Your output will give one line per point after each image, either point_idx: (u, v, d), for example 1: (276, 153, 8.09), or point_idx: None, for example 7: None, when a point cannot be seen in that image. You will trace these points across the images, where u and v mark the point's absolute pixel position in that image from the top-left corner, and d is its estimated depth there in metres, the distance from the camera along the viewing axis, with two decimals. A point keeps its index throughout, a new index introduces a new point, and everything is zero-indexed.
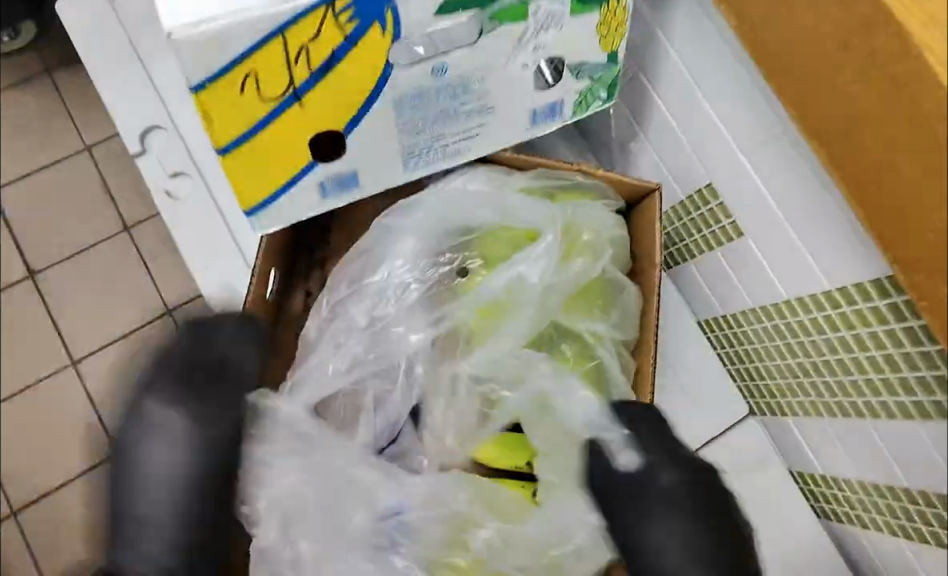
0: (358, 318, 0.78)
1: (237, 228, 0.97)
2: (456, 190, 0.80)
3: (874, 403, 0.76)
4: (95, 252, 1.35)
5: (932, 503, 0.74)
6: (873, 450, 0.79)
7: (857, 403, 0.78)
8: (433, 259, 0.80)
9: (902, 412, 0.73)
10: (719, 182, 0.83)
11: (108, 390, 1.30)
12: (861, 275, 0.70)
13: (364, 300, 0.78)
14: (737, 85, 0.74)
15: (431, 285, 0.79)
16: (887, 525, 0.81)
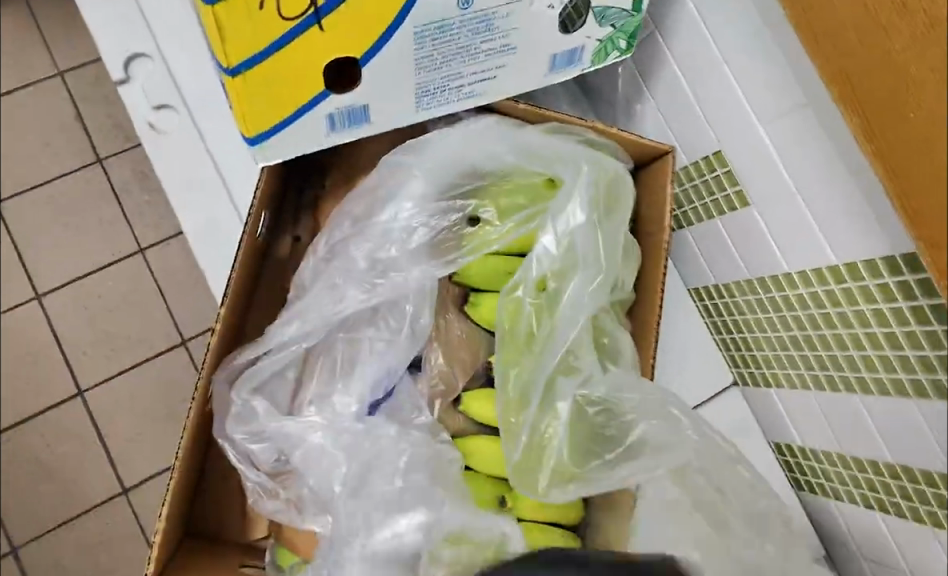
0: (358, 260, 0.79)
1: (224, 165, 0.93)
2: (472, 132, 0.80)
3: (868, 378, 0.75)
4: (64, 182, 1.29)
5: (913, 479, 0.74)
6: (861, 426, 0.78)
7: (848, 376, 0.77)
8: (446, 206, 0.81)
9: (895, 389, 0.72)
10: (728, 148, 0.81)
11: (79, 327, 1.26)
12: (871, 250, 0.68)
13: (367, 242, 0.79)
14: (755, 38, 0.71)
15: (438, 231, 0.80)
16: (863, 497, 0.82)
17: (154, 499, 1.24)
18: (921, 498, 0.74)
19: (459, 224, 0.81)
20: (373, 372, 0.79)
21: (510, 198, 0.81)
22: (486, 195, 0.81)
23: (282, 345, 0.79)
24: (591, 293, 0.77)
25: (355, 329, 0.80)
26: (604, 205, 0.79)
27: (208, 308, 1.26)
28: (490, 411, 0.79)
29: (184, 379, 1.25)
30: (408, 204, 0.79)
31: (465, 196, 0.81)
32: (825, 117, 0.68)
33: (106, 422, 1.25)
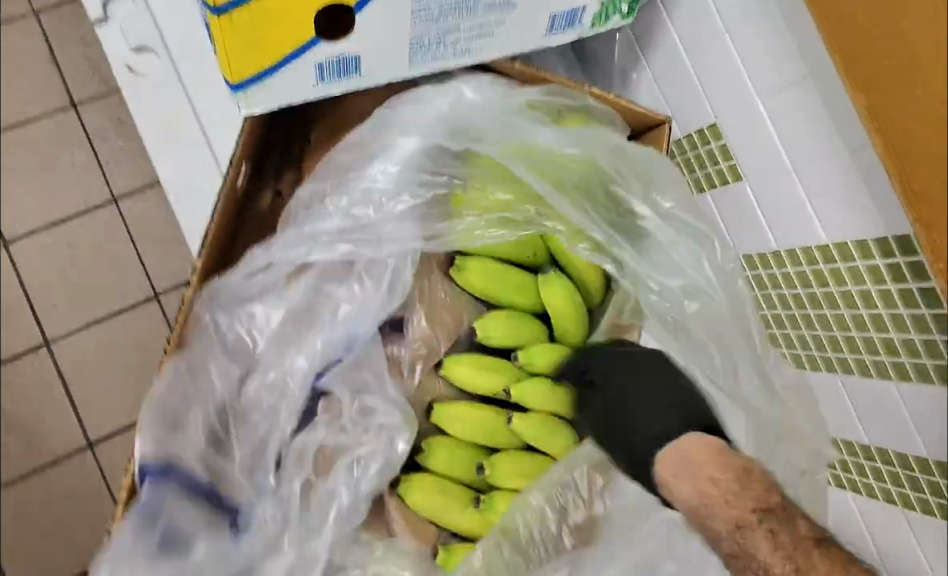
0: (334, 218, 0.76)
1: (205, 114, 0.89)
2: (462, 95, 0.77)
3: (849, 359, 0.73)
4: (35, 126, 1.23)
5: (889, 462, 0.72)
6: (837, 407, 0.76)
7: (829, 357, 0.76)
8: (426, 171, 0.78)
9: (878, 372, 0.71)
10: (725, 121, 0.80)
11: (46, 277, 1.22)
12: (860, 232, 0.68)
13: (346, 195, 0.77)
14: (764, 9, 0.70)
15: (419, 203, 0.78)
16: (835, 479, 0.80)
17: (119, 455, 1.22)
18: (894, 480, 0.72)
19: (439, 190, 0.79)
20: (346, 329, 0.78)
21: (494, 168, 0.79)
22: (470, 159, 0.79)
23: (254, 286, 0.78)
24: (600, 216, 0.78)
25: (326, 280, 0.78)
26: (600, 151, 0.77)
27: (183, 263, 1.23)
28: (470, 376, 0.79)
29: (154, 334, 1.23)
30: (385, 164, 0.77)
31: (449, 160, 0.79)
32: (829, 93, 0.66)
33: (73, 374, 1.22)
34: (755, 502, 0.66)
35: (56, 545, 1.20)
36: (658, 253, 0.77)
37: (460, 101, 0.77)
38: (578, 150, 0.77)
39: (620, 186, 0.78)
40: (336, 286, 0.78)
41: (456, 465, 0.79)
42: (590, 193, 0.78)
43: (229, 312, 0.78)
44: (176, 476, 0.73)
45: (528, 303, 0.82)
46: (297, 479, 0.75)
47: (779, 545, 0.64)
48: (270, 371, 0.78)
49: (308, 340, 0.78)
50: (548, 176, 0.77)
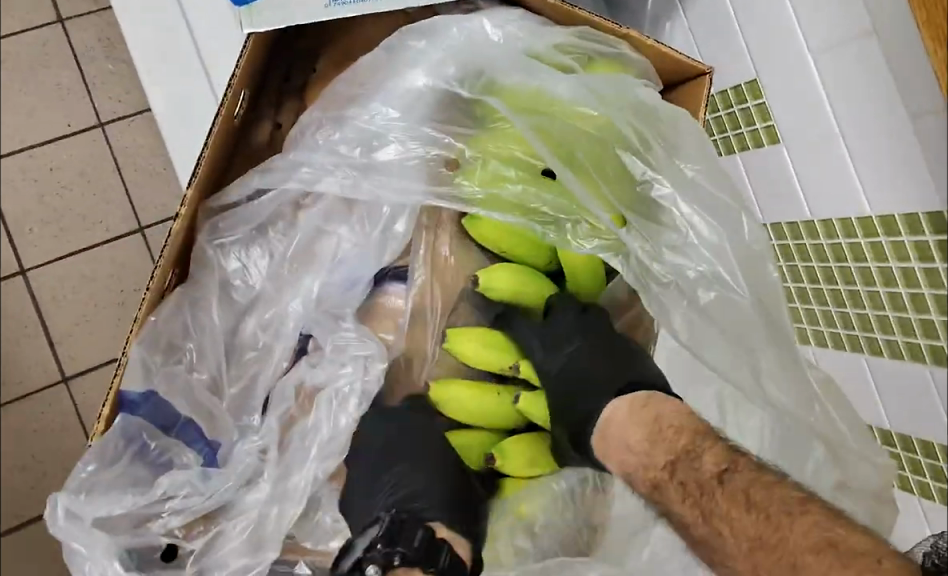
0: (337, 154, 0.70)
1: (202, 34, 0.82)
2: (488, 32, 0.71)
3: (878, 339, 0.68)
4: (15, 39, 1.14)
5: (910, 448, 0.68)
6: (858, 386, 0.72)
7: (855, 335, 0.71)
8: (434, 119, 0.71)
9: (909, 352, 0.65)
10: (766, 79, 0.74)
11: (25, 203, 1.15)
12: (908, 203, 0.63)
13: (352, 130, 0.70)
14: None
15: (430, 156, 0.71)
16: None
17: (92, 393, 1.17)
18: (914, 468, 0.68)
19: (448, 144, 0.72)
20: (345, 277, 0.72)
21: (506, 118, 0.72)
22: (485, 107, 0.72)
23: (254, 217, 0.73)
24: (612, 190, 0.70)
25: (329, 219, 0.72)
26: (624, 115, 0.70)
27: (171, 197, 1.17)
28: (473, 351, 0.74)
29: (136, 268, 1.17)
30: (385, 106, 0.70)
31: (461, 111, 0.72)
32: (889, 48, 0.60)
33: (50, 306, 1.16)
34: (664, 456, 0.64)
35: (26, 480, 1.16)
36: (665, 231, 0.69)
37: (483, 41, 0.70)
38: (597, 111, 0.70)
39: (629, 153, 0.70)
40: (337, 225, 0.72)
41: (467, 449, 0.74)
42: (601, 162, 0.71)
43: (226, 250, 0.73)
44: (151, 406, 0.69)
45: (539, 259, 0.76)
46: (276, 415, 0.69)
47: (688, 496, 0.61)
48: (266, 313, 0.73)
49: (304, 283, 0.72)
50: (549, 134, 0.70)
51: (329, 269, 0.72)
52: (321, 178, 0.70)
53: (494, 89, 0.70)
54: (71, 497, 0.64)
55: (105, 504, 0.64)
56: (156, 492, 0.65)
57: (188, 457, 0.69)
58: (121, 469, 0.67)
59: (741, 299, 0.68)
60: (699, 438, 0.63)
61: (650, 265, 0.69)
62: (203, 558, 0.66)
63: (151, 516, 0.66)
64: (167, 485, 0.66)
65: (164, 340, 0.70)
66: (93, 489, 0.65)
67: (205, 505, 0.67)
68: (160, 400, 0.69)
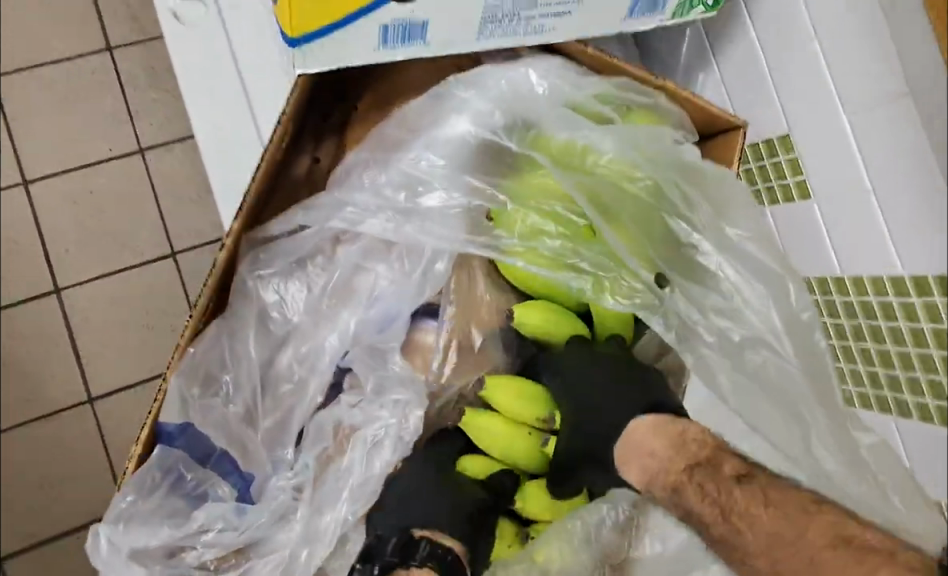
0: (378, 194, 0.72)
1: (248, 70, 0.85)
2: (526, 80, 0.73)
3: (908, 401, 0.67)
4: (64, 65, 1.18)
5: None
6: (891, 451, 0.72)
7: (884, 396, 0.70)
8: (476, 171, 0.72)
9: (920, 414, 0.66)
10: (798, 135, 0.75)
11: (64, 224, 1.18)
12: (936, 264, 0.63)
13: (394, 171, 0.72)
14: (864, 26, 0.65)
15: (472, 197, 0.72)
16: None
17: (118, 414, 1.18)
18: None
19: (491, 194, 0.72)
20: (377, 313, 0.73)
21: (548, 174, 0.72)
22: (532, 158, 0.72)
23: (294, 249, 0.75)
24: (654, 251, 0.71)
25: (368, 256, 0.74)
26: (656, 174, 0.72)
27: (205, 222, 1.19)
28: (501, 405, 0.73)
29: (168, 293, 1.19)
30: (427, 152, 0.72)
31: (497, 161, 0.73)
32: (927, 116, 0.61)
33: (81, 326, 1.18)
34: (685, 461, 0.65)
35: (47, 497, 1.17)
36: (710, 292, 0.70)
37: (519, 91, 0.72)
38: (641, 175, 0.72)
39: (681, 220, 0.71)
40: (375, 262, 0.74)
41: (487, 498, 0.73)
42: (649, 226, 0.72)
43: (269, 286, 0.75)
44: (189, 438, 0.71)
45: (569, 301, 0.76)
46: (312, 454, 0.69)
47: (708, 495, 0.63)
48: (303, 346, 0.74)
49: (342, 317, 0.73)
50: (593, 194, 0.71)
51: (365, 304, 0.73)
52: (363, 219, 0.71)
53: (540, 142, 0.72)
54: (113, 529, 0.68)
55: (143, 536, 0.68)
56: (190, 525, 0.68)
57: (224, 490, 0.71)
58: (158, 501, 0.69)
59: (793, 366, 0.68)
60: (718, 448, 0.65)
61: (692, 324, 0.70)
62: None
63: (186, 547, 0.68)
64: (203, 518, 0.68)
65: (202, 369, 0.73)
66: (132, 519, 0.68)
67: (239, 538, 0.68)
68: (196, 431, 0.71)
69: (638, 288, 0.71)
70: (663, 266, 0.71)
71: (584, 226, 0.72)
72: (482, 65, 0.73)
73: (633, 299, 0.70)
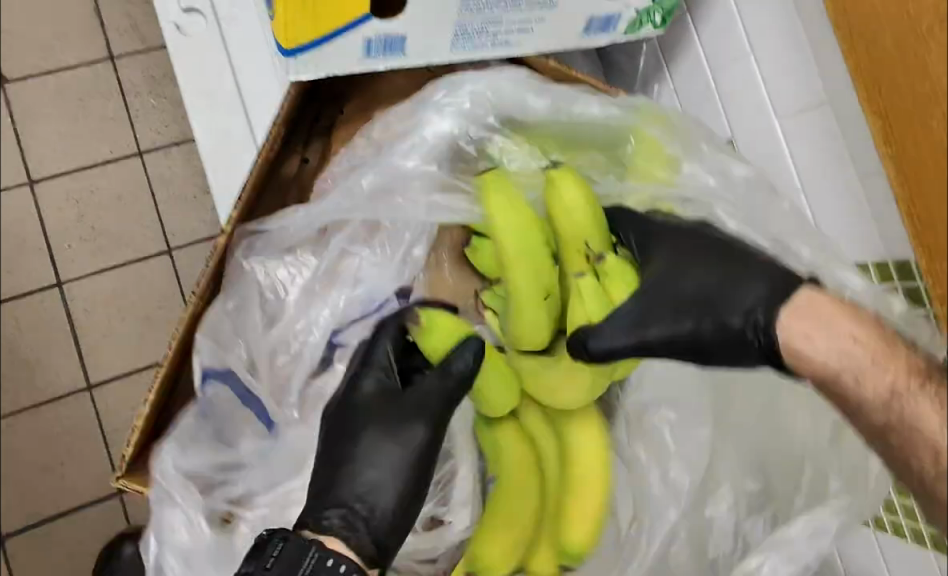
0: (367, 181, 0.79)
1: (244, 78, 0.93)
2: (502, 84, 0.80)
3: None
4: (70, 73, 1.25)
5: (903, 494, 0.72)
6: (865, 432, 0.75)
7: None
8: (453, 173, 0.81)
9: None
10: (740, 140, 0.84)
11: (68, 222, 1.25)
12: (861, 256, 0.72)
13: (383, 168, 0.79)
14: (795, 43, 0.73)
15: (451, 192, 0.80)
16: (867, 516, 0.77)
17: (114, 401, 1.25)
18: (889, 509, 0.74)
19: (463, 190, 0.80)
20: (362, 292, 0.81)
21: (518, 163, 0.82)
22: (507, 146, 0.82)
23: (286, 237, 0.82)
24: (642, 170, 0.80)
25: (353, 243, 0.81)
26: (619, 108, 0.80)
27: (199, 221, 1.26)
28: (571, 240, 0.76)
29: (161, 288, 1.26)
30: (411, 152, 0.80)
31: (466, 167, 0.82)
32: (844, 120, 0.70)
33: (81, 317, 1.25)
34: (914, 372, 0.57)
35: (48, 480, 1.24)
36: (691, 185, 0.79)
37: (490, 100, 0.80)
38: (600, 103, 0.80)
39: (670, 140, 0.79)
40: (360, 246, 0.81)
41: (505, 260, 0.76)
42: (614, 143, 0.82)
43: (263, 267, 0.82)
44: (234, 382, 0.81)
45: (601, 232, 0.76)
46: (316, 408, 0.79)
47: (946, 418, 0.55)
48: (295, 322, 0.81)
49: (332, 296, 0.81)
50: (546, 141, 0.82)
51: (350, 282, 0.81)
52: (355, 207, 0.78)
53: (518, 130, 0.82)
54: (173, 451, 0.77)
55: (194, 456, 0.78)
56: (236, 455, 0.80)
57: (256, 431, 0.81)
58: (210, 435, 0.80)
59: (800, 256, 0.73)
60: (938, 372, 0.57)
61: (661, 199, 0.78)
62: (254, 519, 0.78)
63: (226, 480, 0.79)
64: (246, 450, 0.80)
65: (217, 332, 0.81)
66: (192, 437, 0.79)
67: (265, 480, 0.79)
68: (235, 377, 0.81)
69: (638, 196, 0.79)
70: (653, 176, 0.79)
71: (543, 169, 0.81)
72: (463, 72, 0.80)
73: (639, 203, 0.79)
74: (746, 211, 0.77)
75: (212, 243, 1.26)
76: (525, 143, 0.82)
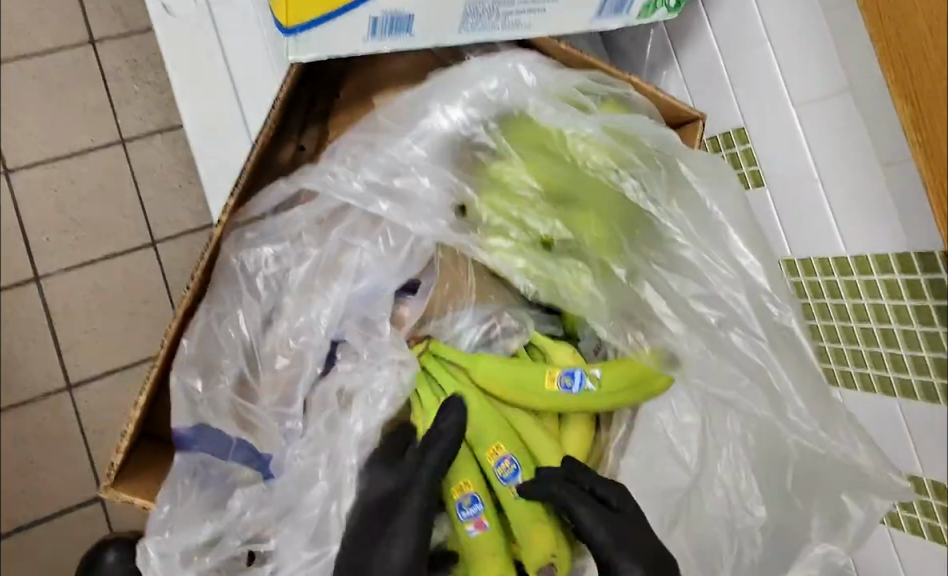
0: (370, 174, 0.75)
1: (235, 60, 0.89)
2: (519, 78, 0.76)
3: (871, 375, 0.72)
4: (48, 56, 1.20)
5: (922, 491, 0.69)
6: (890, 429, 0.72)
7: (849, 372, 0.75)
8: (454, 165, 0.77)
9: (901, 391, 0.69)
10: (753, 128, 0.81)
11: (46, 212, 1.20)
12: (879, 246, 0.69)
13: (387, 151, 0.76)
14: (814, 27, 0.71)
15: (454, 192, 0.77)
16: (888, 516, 0.74)
17: (96, 401, 1.21)
18: (904, 504, 0.71)
19: (467, 192, 0.77)
20: (365, 287, 0.76)
21: (521, 181, 0.78)
22: (506, 158, 0.78)
23: (279, 227, 0.78)
24: (635, 241, 0.77)
25: (355, 233, 0.76)
26: (630, 174, 0.77)
27: (182, 212, 1.22)
28: (526, 507, 0.73)
29: (145, 282, 1.21)
30: (415, 142, 0.76)
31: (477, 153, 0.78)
32: (866, 106, 0.67)
33: (60, 314, 1.20)
34: None
35: (24, 483, 1.20)
36: (673, 273, 0.77)
37: (490, 100, 0.76)
38: (625, 170, 0.77)
39: (669, 215, 0.77)
40: (360, 238, 0.76)
41: (487, 442, 0.74)
42: (627, 223, 0.77)
43: (253, 255, 0.78)
44: (204, 439, 0.76)
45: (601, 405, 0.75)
46: (322, 419, 0.74)
47: None
48: (296, 320, 0.76)
49: (334, 291, 0.76)
50: (554, 188, 0.78)
51: (342, 272, 0.76)
52: (364, 200, 0.75)
53: (514, 129, 0.77)
54: (159, 542, 0.74)
55: (187, 536, 0.74)
56: (231, 513, 0.74)
57: (248, 473, 0.77)
58: (197, 500, 0.76)
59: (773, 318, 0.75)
60: None
61: (652, 308, 0.77)
62: (276, 556, 0.73)
63: (228, 534, 0.74)
64: (238, 505, 0.75)
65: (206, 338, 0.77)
66: (174, 527, 0.74)
67: (271, 516, 0.73)
68: (211, 431, 0.76)
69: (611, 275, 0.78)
70: (634, 246, 0.78)
71: (542, 236, 0.78)
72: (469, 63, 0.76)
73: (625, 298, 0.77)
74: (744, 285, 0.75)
75: (195, 234, 1.22)
76: (538, 187, 0.78)
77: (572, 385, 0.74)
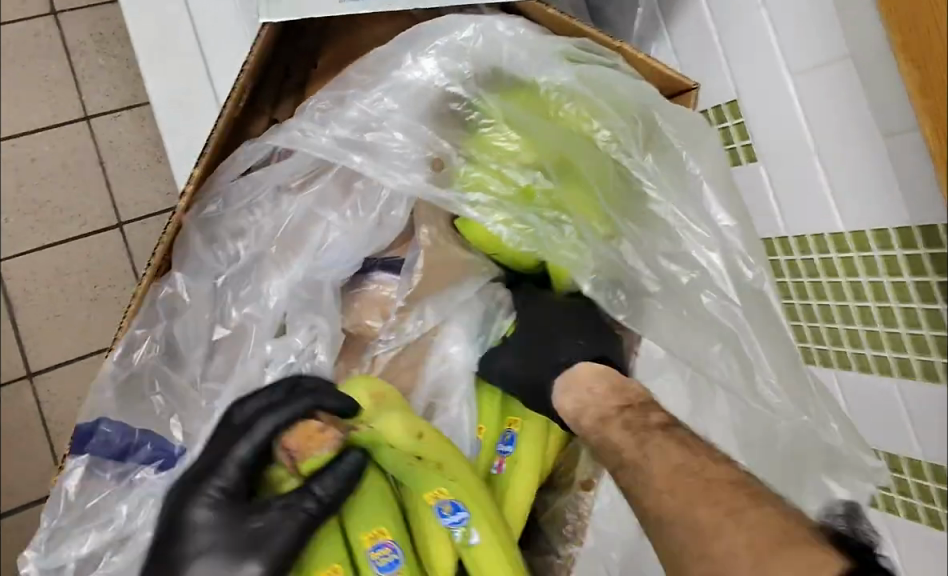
0: (342, 130, 0.72)
1: (204, 29, 0.85)
2: (501, 34, 0.72)
3: (868, 356, 0.70)
4: (7, 29, 1.14)
5: (920, 475, 0.67)
6: (887, 411, 0.69)
7: (845, 353, 0.73)
8: (432, 120, 0.74)
9: (899, 370, 0.67)
10: (745, 95, 0.78)
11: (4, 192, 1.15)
12: (878, 221, 0.67)
13: (360, 104, 0.73)
14: None
15: (429, 150, 0.73)
16: (885, 501, 0.71)
17: (59, 389, 1.15)
18: (901, 488, 0.69)
19: (444, 147, 0.74)
20: (326, 257, 0.76)
21: (504, 139, 0.74)
22: (481, 109, 0.74)
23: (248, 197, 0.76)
24: (619, 191, 0.74)
25: (322, 204, 0.76)
26: (603, 124, 0.74)
27: (150, 192, 1.17)
28: None
29: (111, 266, 1.16)
30: (386, 93, 0.73)
31: (457, 121, 0.74)
32: (866, 72, 0.65)
33: (20, 299, 1.15)
34: None
35: None
36: (660, 234, 0.74)
37: (464, 49, 0.72)
38: (598, 120, 0.74)
39: (651, 156, 0.74)
40: (329, 211, 0.76)
41: (322, 565, 0.65)
42: (602, 175, 0.73)
43: (216, 231, 0.76)
44: (100, 438, 0.70)
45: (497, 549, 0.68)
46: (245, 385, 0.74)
47: None
48: (243, 290, 0.76)
49: (293, 266, 0.76)
50: (534, 142, 0.73)
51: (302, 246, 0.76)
52: (338, 154, 0.72)
53: (497, 87, 0.74)
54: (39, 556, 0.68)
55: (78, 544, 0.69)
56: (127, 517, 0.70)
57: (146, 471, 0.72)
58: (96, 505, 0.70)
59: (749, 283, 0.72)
60: None
61: (628, 260, 0.73)
62: None
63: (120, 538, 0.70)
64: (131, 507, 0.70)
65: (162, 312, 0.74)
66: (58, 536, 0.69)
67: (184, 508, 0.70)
68: (109, 426, 0.71)
69: (597, 227, 0.73)
70: (614, 200, 0.74)
71: (522, 188, 0.73)
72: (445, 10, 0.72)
73: (610, 259, 0.73)
74: (719, 245, 0.73)
75: (165, 215, 1.17)
76: (520, 139, 0.73)
77: (444, 519, 0.68)
